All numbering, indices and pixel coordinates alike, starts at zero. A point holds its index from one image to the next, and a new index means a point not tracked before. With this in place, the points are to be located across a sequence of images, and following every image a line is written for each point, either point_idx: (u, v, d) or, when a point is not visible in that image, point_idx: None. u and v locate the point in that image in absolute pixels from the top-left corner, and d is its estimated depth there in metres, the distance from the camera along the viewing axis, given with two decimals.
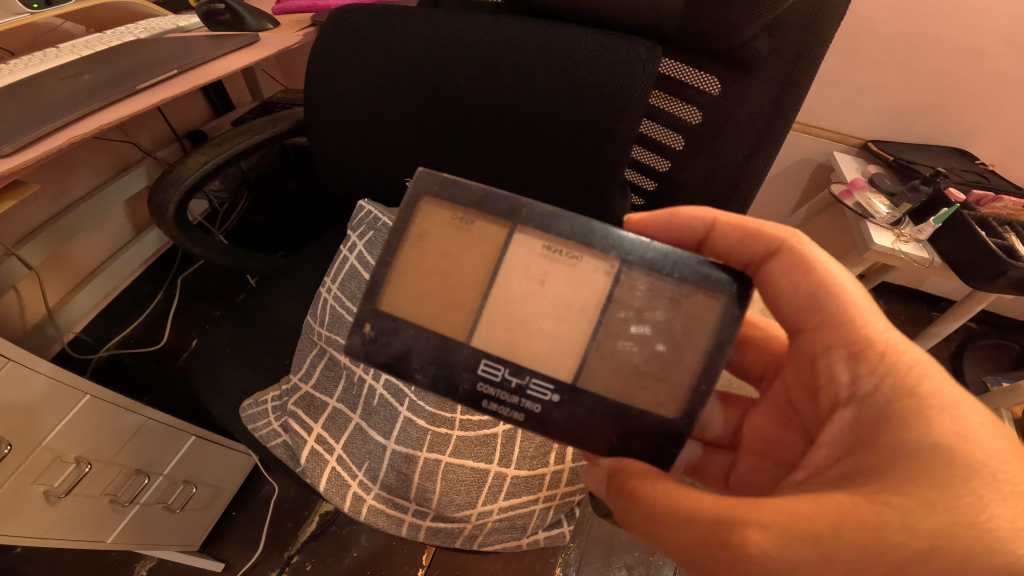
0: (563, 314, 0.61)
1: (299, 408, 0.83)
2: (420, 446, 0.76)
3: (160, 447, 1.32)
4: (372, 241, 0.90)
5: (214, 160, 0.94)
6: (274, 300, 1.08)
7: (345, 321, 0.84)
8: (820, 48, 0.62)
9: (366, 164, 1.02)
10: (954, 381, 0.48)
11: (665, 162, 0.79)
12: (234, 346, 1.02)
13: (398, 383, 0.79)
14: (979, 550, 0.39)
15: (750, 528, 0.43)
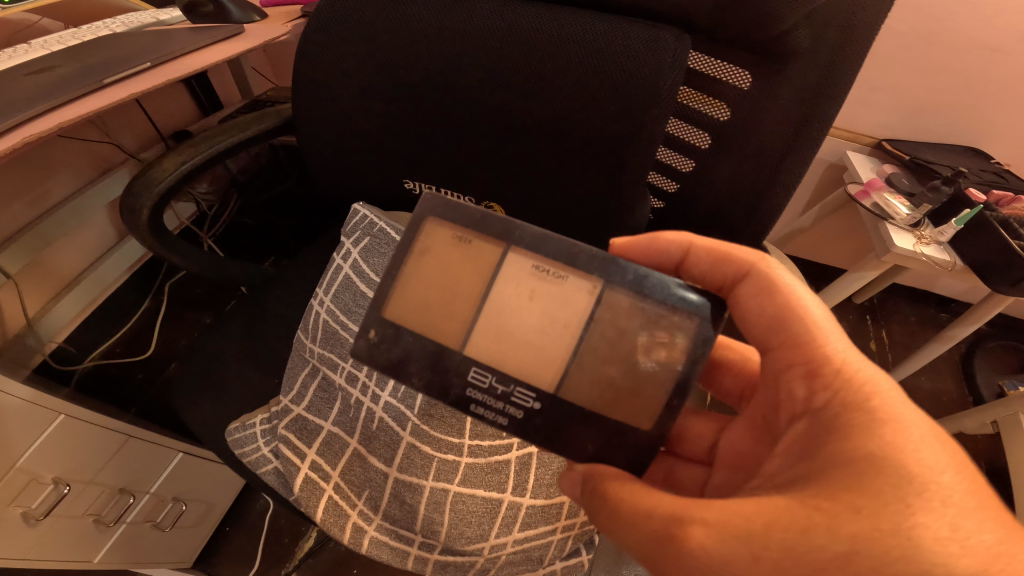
0: (547, 329, 0.59)
1: (291, 432, 0.76)
2: (426, 473, 0.71)
3: (145, 464, 1.25)
4: (368, 251, 0.85)
5: (195, 160, 0.88)
6: (265, 308, 1.02)
7: (346, 341, 0.78)
8: (867, 37, 0.55)
9: (362, 167, 0.97)
10: (905, 397, 0.49)
11: (689, 162, 0.74)
12: (221, 359, 0.96)
13: (394, 396, 0.73)
14: (895, 555, 0.41)
15: (692, 524, 0.46)
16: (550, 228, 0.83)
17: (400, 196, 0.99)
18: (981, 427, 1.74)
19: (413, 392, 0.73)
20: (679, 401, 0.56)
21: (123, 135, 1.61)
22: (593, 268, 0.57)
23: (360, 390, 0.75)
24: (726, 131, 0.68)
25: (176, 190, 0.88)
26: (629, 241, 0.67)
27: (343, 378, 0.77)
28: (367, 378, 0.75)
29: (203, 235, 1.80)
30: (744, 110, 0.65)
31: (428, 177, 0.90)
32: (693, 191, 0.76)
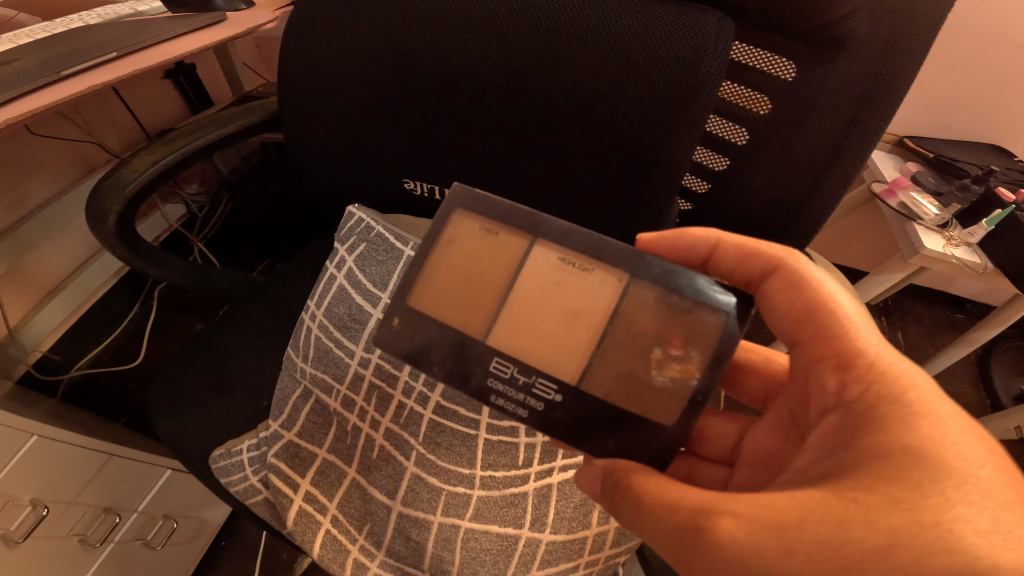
0: (569, 325, 0.52)
1: (281, 461, 0.69)
2: (434, 508, 0.64)
3: (132, 479, 1.18)
4: (365, 258, 0.78)
5: (168, 160, 0.81)
6: (258, 317, 0.95)
7: (345, 362, 0.72)
8: (919, 42, 0.54)
9: (359, 166, 0.89)
10: (943, 391, 0.44)
11: (723, 158, 0.69)
12: (210, 372, 0.89)
13: (395, 419, 0.67)
14: (939, 550, 0.36)
15: (721, 515, 0.40)
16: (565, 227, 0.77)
17: (401, 197, 0.92)
18: (1005, 433, 1.67)
19: (417, 417, 0.67)
20: (704, 397, 0.50)
21: (107, 134, 1.55)
22: (620, 261, 0.52)
23: (358, 415, 0.69)
24: (767, 124, 0.64)
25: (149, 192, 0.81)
26: (659, 237, 0.59)
27: (338, 403, 0.70)
28: (363, 400, 0.69)
29: (193, 237, 1.74)
30: (798, 95, 0.61)
31: (432, 176, 0.84)
32: (728, 187, 0.70)
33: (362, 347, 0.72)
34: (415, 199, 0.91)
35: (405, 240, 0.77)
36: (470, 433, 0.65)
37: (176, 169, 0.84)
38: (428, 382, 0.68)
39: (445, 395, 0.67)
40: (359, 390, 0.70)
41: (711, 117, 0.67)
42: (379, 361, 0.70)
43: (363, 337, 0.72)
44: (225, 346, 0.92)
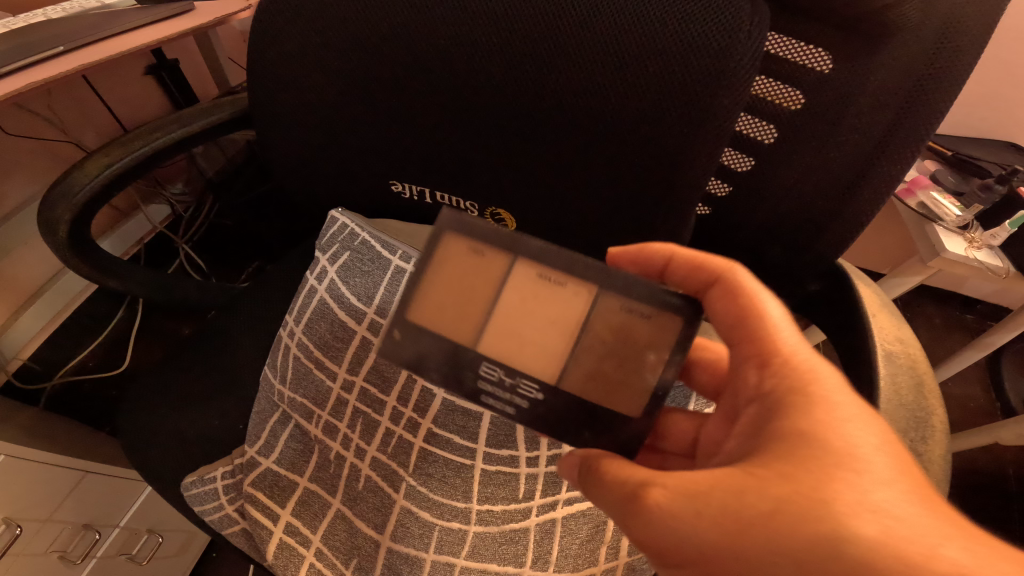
0: (549, 334, 0.49)
1: (257, 491, 0.64)
2: (427, 546, 0.58)
3: (105, 496, 1.11)
4: (347, 269, 0.74)
5: (123, 162, 0.76)
6: (234, 320, 0.87)
7: (326, 384, 0.67)
8: (977, 43, 0.53)
9: (344, 165, 0.84)
10: (848, 383, 0.41)
11: (751, 159, 0.70)
12: (182, 381, 0.81)
13: (383, 446, 0.62)
14: (816, 518, 0.35)
15: (652, 487, 0.41)
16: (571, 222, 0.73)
17: (390, 197, 0.87)
18: None
19: (406, 444, 0.62)
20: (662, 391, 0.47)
21: (85, 133, 1.51)
22: (590, 274, 0.47)
23: (340, 443, 0.64)
24: (800, 118, 0.65)
25: (105, 197, 0.76)
26: (618, 248, 0.55)
27: (320, 429, 0.66)
28: (346, 427, 0.64)
29: (177, 240, 1.75)
30: (832, 91, 0.61)
31: (424, 174, 0.79)
32: (759, 183, 0.71)
33: (345, 369, 0.67)
34: (403, 201, 0.86)
35: (392, 250, 0.74)
36: (467, 463, 0.61)
37: (136, 172, 0.79)
38: (417, 407, 0.63)
39: (437, 422, 0.62)
40: (341, 417, 0.65)
41: (742, 116, 0.68)
42: (363, 385, 0.65)
43: (346, 358, 0.68)
44: (196, 354, 0.83)
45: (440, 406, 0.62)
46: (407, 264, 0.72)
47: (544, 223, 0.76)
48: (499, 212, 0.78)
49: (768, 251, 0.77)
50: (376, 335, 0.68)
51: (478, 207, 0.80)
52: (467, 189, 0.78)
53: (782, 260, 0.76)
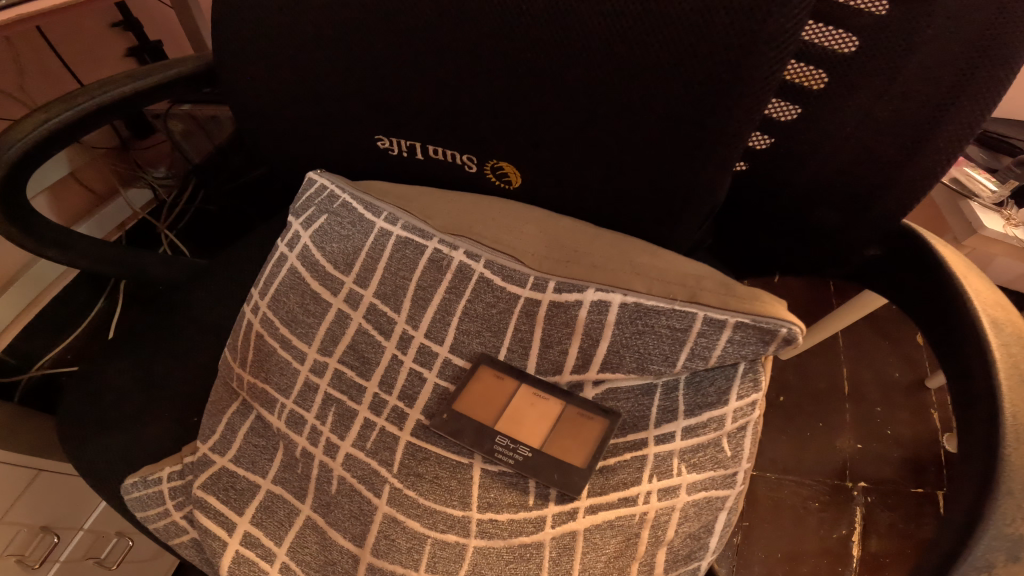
0: None
1: (209, 493, 0.54)
2: (417, 564, 0.47)
3: (65, 499, 0.99)
4: (324, 234, 0.66)
5: (62, 117, 0.68)
6: (206, 310, 0.78)
7: (292, 366, 0.59)
8: None
9: (321, 128, 0.74)
10: None
11: (795, 108, 0.62)
12: (143, 373, 0.72)
13: (362, 442, 0.53)
14: None
15: None
16: (578, 179, 0.64)
17: (375, 163, 0.76)
18: None
19: (390, 440, 0.52)
20: None
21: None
22: None
23: (307, 439, 0.55)
24: (852, 68, 0.56)
25: (43, 157, 0.68)
26: None
27: (283, 420, 0.57)
28: (314, 419, 0.55)
29: (158, 224, 1.60)
30: (890, 35, 0.53)
31: (412, 129, 0.69)
32: (802, 139, 0.63)
33: (315, 349, 0.59)
34: (388, 158, 0.75)
35: (378, 211, 0.65)
36: (462, 460, 0.51)
37: (80, 128, 0.71)
38: (405, 396, 0.54)
39: (427, 413, 0.53)
40: (309, 407, 0.56)
41: (789, 62, 0.59)
42: (337, 367, 0.57)
43: (317, 336, 0.60)
44: (161, 343, 0.75)
45: (432, 393, 0.54)
46: (394, 226, 0.63)
47: (552, 180, 0.66)
48: (499, 164, 0.67)
49: (819, 214, 0.67)
50: (353, 309, 0.60)
51: (475, 162, 0.69)
52: (461, 146, 0.68)
53: (837, 219, 0.66)
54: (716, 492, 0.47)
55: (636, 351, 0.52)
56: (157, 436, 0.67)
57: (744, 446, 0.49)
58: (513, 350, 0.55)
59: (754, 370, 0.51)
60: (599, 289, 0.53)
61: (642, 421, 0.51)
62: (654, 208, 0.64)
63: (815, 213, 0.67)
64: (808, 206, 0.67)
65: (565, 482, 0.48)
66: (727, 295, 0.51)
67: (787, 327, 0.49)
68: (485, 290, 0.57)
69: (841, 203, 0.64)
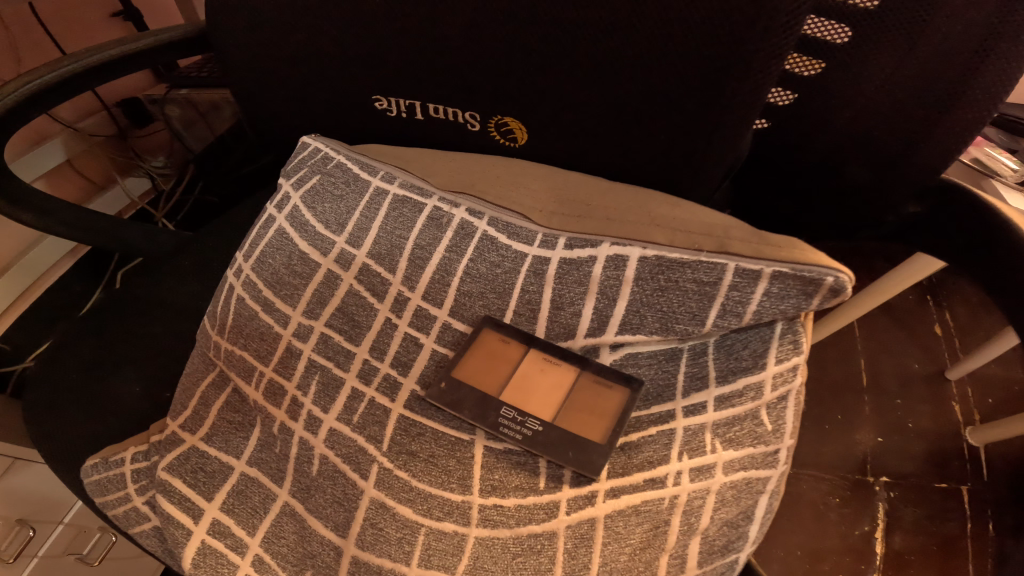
0: None
1: (176, 476, 0.48)
2: (408, 558, 0.40)
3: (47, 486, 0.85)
4: (316, 194, 0.61)
5: (40, 79, 0.63)
6: (188, 284, 0.72)
7: (273, 331, 0.53)
8: None
9: (314, 91, 0.68)
10: None
11: (818, 64, 0.56)
12: (119, 351, 0.66)
13: (348, 414, 0.46)
14: None
15: None
16: (588, 131, 0.58)
17: (371, 126, 0.70)
18: None
19: (380, 413, 0.46)
20: None
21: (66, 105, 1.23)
22: None
23: (286, 412, 0.48)
24: (877, 18, 0.50)
25: (25, 120, 0.63)
26: None
27: (261, 392, 0.50)
28: (296, 389, 0.49)
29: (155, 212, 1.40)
30: None
31: (411, 84, 0.62)
32: (829, 92, 0.56)
33: (300, 312, 0.53)
34: (387, 120, 0.68)
35: (373, 171, 0.60)
36: (462, 437, 0.44)
37: (71, 91, 0.66)
38: (398, 363, 0.48)
39: (423, 383, 0.47)
40: (290, 374, 0.50)
41: (807, 17, 0.53)
42: (324, 331, 0.51)
43: (302, 299, 0.53)
44: (138, 319, 0.69)
45: (429, 360, 0.48)
46: (390, 185, 0.59)
47: (563, 130, 0.59)
48: (504, 121, 0.61)
49: (846, 170, 0.61)
50: (343, 270, 0.54)
51: (478, 120, 0.63)
52: (465, 103, 0.62)
53: (869, 178, 0.60)
54: (755, 472, 0.41)
55: (659, 310, 0.45)
56: (129, 420, 0.61)
57: (785, 420, 0.42)
58: (520, 313, 0.49)
59: (793, 332, 0.44)
60: (615, 244, 0.47)
61: (667, 391, 0.45)
62: (672, 160, 0.57)
63: (843, 171, 0.61)
64: (838, 164, 0.61)
65: (580, 460, 0.42)
66: (759, 242, 0.44)
67: (833, 276, 0.41)
68: (490, 249, 0.52)
69: (873, 158, 0.58)
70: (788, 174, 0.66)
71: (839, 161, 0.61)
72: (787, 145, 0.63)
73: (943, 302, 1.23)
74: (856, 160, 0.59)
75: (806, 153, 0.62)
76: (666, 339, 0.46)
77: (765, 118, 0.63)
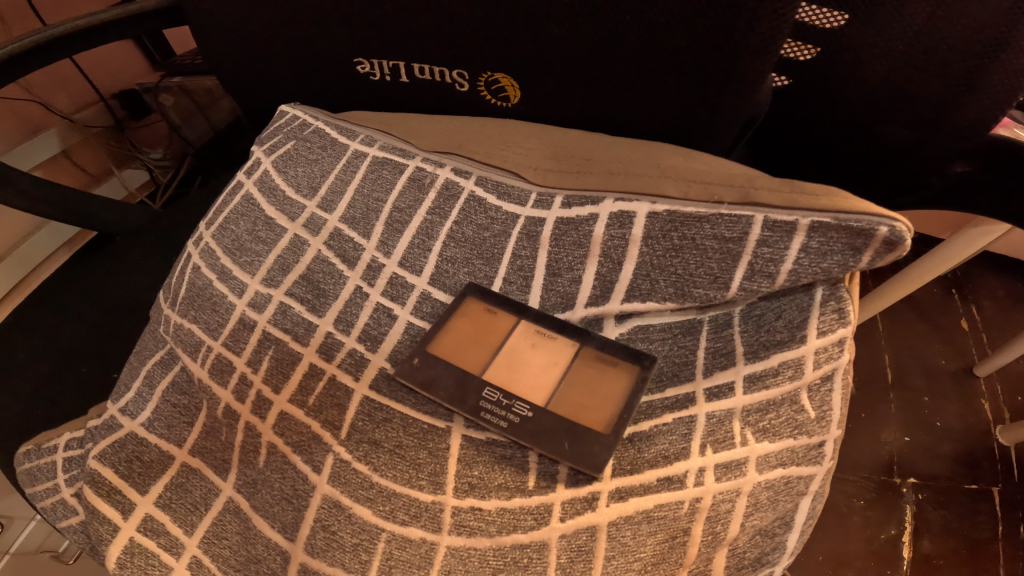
0: None
1: (107, 466, 0.42)
2: (365, 568, 0.33)
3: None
4: (289, 158, 0.54)
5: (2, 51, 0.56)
6: (147, 256, 0.65)
7: (227, 301, 0.45)
8: None
9: (284, 48, 0.60)
10: None
11: (842, 14, 0.46)
12: (70, 328, 0.59)
13: (304, 395, 0.39)
14: None
15: None
16: (586, 83, 0.50)
17: (353, 90, 0.62)
18: None
19: (341, 395, 0.39)
20: None
21: (54, 91, 1.04)
22: None
23: (233, 393, 0.41)
24: None
25: None
26: None
27: (208, 369, 0.43)
28: (245, 365, 0.42)
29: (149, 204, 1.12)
30: None
31: (391, 40, 0.54)
32: (858, 48, 0.48)
33: (259, 281, 0.45)
34: (372, 83, 0.61)
35: (352, 134, 0.54)
36: (437, 425, 0.37)
37: (48, 59, 0.60)
38: (367, 337, 0.41)
39: (394, 360, 0.39)
40: (241, 349, 0.43)
41: None
42: (283, 302, 0.44)
43: (263, 266, 0.46)
44: (91, 293, 0.62)
45: (403, 335, 0.41)
46: (370, 147, 0.52)
47: (562, 84, 0.51)
48: (493, 77, 0.53)
49: (882, 130, 0.52)
50: (312, 235, 0.47)
51: (467, 79, 0.55)
52: (451, 59, 0.54)
53: (909, 137, 0.51)
54: (795, 470, 0.34)
55: (673, 273, 0.38)
56: (79, 401, 0.55)
57: (832, 407, 0.35)
58: (511, 281, 0.42)
59: (838, 298, 0.36)
60: (619, 200, 0.41)
61: (684, 371, 0.37)
62: (686, 114, 0.49)
63: (878, 131, 0.52)
64: (872, 124, 0.52)
65: (578, 454, 0.34)
66: (791, 191, 0.37)
67: (887, 226, 0.33)
68: (477, 211, 0.45)
69: (914, 112, 0.50)
70: (814, 140, 0.56)
71: (873, 120, 0.52)
72: (812, 106, 0.53)
73: (970, 295, 1.01)
74: (894, 116, 0.50)
75: (834, 115, 0.53)
76: (682, 309, 0.39)
77: (784, 75, 0.53)
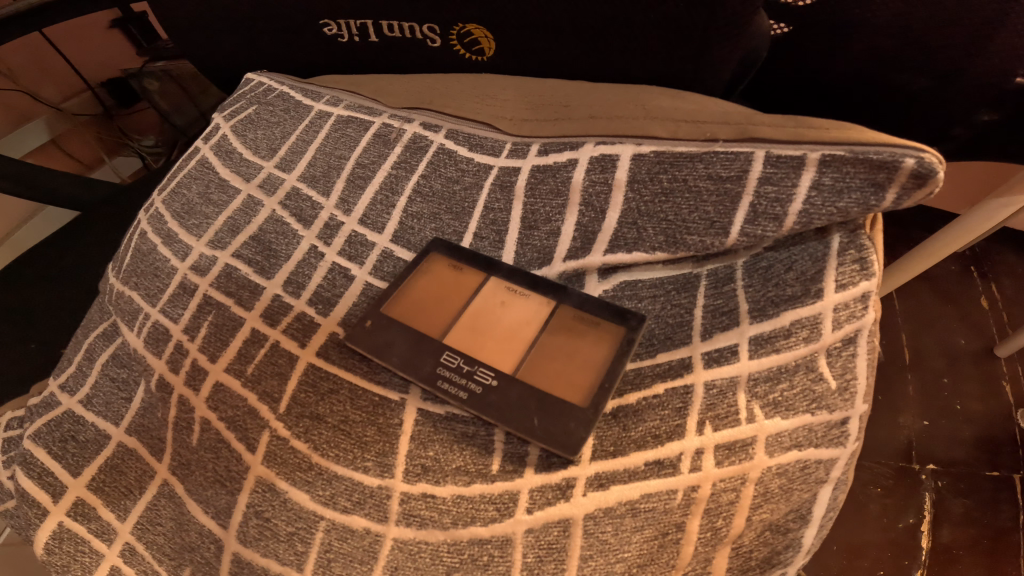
0: None
1: (40, 446, 0.37)
2: (301, 562, 0.29)
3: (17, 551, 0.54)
4: (248, 122, 0.47)
5: None
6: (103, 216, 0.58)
7: (169, 265, 0.40)
8: None
9: (211, 6, 0.51)
10: None
11: None
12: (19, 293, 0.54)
13: (242, 364, 0.34)
14: None
15: None
16: (553, 29, 0.43)
17: (305, 55, 0.54)
18: None
19: (283, 363, 0.34)
20: None
21: (41, 80, 0.94)
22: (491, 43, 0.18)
23: (169, 362, 0.37)
24: None
25: None
26: None
27: (144, 339, 0.38)
28: (182, 333, 0.37)
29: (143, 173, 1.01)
30: None
31: None
32: None
33: (204, 243, 0.40)
34: (328, 46, 0.52)
35: (317, 95, 0.48)
36: (390, 397, 0.32)
37: None
38: (319, 300, 0.36)
39: (345, 325, 0.34)
40: (179, 315, 0.38)
41: None
42: (229, 263, 0.39)
43: (211, 228, 0.41)
44: (40, 258, 0.56)
45: (359, 297, 0.35)
46: (335, 107, 0.46)
47: (534, 31, 0.43)
48: (465, 29, 0.45)
49: (894, 79, 0.45)
50: (267, 195, 0.42)
51: (438, 33, 0.47)
52: (401, 13, 0.46)
53: (923, 87, 0.44)
54: (813, 453, 0.29)
55: (663, 220, 0.33)
56: (35, 373, 0.50)
57: (857, 375, 0.30)
58: (483, 237, 0.37)
59: (857, 246, 0.30)
60: (600, 144, 0.36)
61: (679, 333, 0.32)
62: (672, 56, 0.41)
63: (889, 82, 0.45)
64: (882, 73, 0.45)
65: (553, 435, 0.29)
66: (797, 124, 0.32)
67: (913, 158, 0.27)
68: (447, 162, 0.40)
69: (928, 58, 0.42)
70: (817, 97, 0.49)
71: (883, 66, 0.44)
72: (818, 57, 0.46)
73: (989, 272, 0.89)
74: (909, 60, 0.43)
75: (844, 64, 0.45)
76: (674, 262, 0.33)
77: (782, 23, 0.46)
